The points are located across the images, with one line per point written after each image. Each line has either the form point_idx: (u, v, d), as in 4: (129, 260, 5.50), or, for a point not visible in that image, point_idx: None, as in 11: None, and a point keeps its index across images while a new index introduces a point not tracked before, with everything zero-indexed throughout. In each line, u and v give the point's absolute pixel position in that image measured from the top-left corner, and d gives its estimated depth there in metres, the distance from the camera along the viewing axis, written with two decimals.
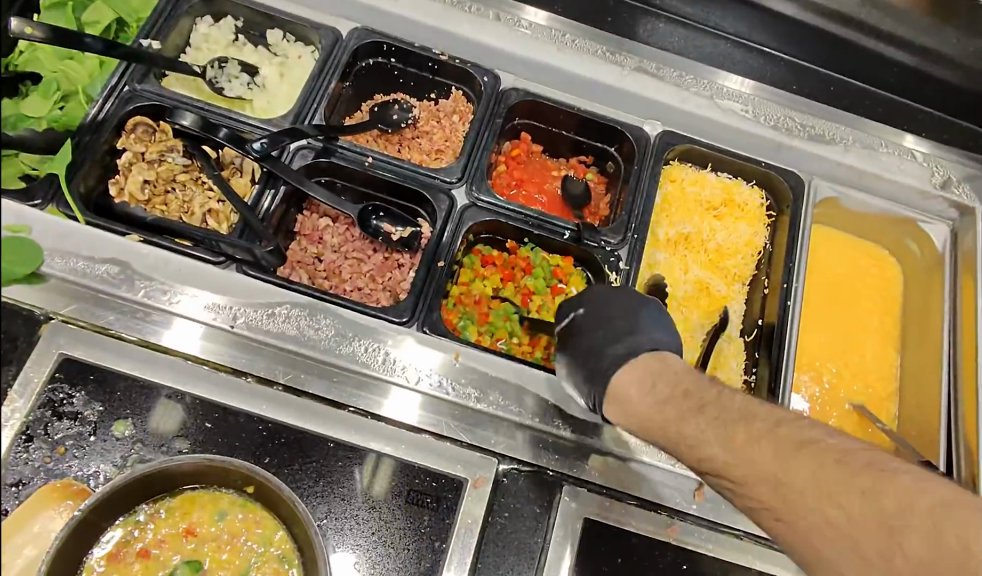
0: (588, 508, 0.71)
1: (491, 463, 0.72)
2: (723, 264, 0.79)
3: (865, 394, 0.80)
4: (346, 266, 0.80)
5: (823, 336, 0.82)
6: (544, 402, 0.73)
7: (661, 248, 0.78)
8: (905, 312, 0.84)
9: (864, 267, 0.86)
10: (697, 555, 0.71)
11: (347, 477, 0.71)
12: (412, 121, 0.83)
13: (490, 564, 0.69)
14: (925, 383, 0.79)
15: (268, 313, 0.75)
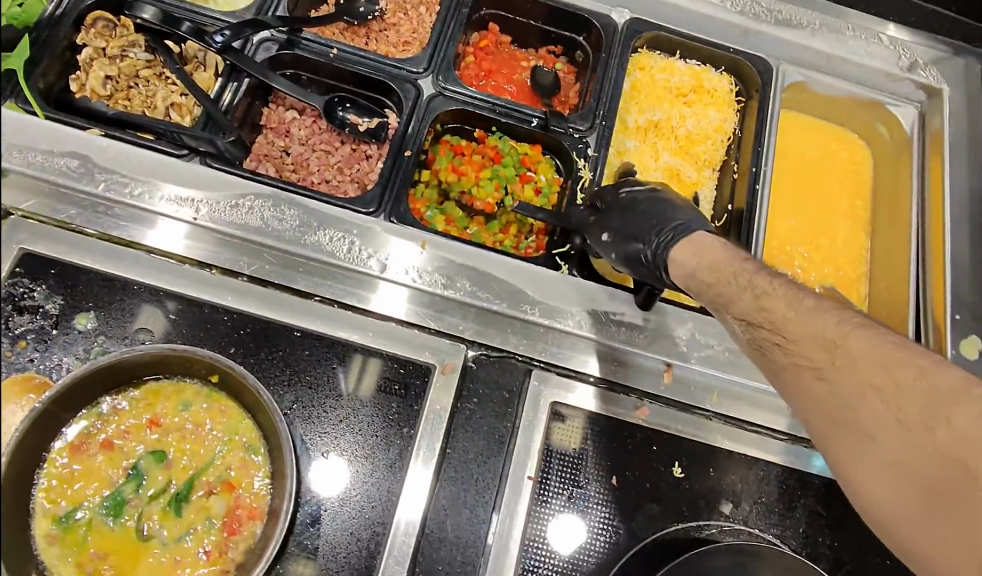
0: (556, 391, 0.71)
1: (459, 350, 0.71)
2: (693, 150, 0.80)
3: (835, 277, 0.80)
4: (313, 159, 0.79)
5: (795, 220, 0.81)
6: (512, 289, 0.72)
7: (630, 135, 0.79)
8: (874, 195, 0.84)
9: (834, 150, 0.85)
10: (667, 435, 0.70)
11: (330, 376, 0.70)
12: (379, 13, 0.82)
13: (459, 449, 0.69)
14: (893, 263, 0.78)
15: (232, 204, 0.74)
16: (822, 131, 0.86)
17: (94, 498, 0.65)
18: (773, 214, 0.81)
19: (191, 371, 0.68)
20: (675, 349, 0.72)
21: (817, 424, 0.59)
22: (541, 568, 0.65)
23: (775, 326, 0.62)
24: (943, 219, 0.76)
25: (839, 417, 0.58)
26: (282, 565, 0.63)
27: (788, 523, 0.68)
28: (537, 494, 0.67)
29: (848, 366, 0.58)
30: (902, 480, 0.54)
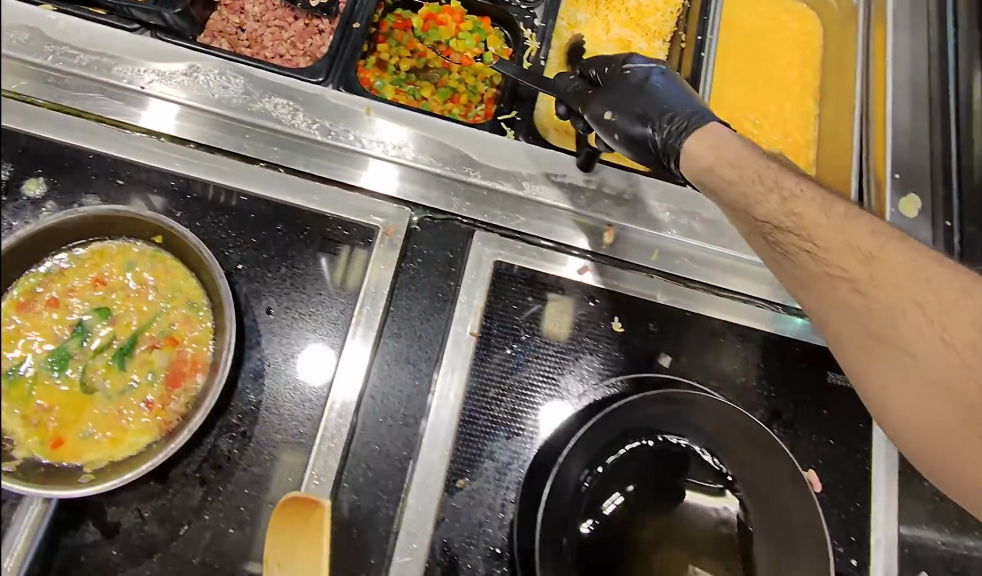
0: (498, 250, 0.71)
1: (405, 215, 0.72)
2: (644, 22, 0.86)
3: (784, 141, 0.87)
4: (267, 36, 0.83)
5: (744, 86, 0.88)
6: (454, 152, 0.74)
7: (581, 9, 0.86)
8: (823, 62, 0.90)
9: (783, 21, 0.92)
10: (606, 292, 0.71)
11: (313, 263, 0.70)
12: None
13: (403, 306, 0.69)
14: (840, 123, 0.85)
15: (196, 75, 0.74)
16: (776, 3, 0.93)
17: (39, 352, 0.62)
18: (726, 84, 0.88)
19: (133, 231, 0.66)
20: (615, 209, 0.73)
21: (856, 338, 0.63)
22: (481, 418, 0.65)
23: (805, 232, 0.64)
24: (883, 82, 0.81)
25: (882, 334, 0.63)
26: (233, 414, 0.64)
27: (723, 375, 0.70)
28: (478, 349, 0.68)
29: (883, 276, 0.62)
30: (935, 389, 0.61)
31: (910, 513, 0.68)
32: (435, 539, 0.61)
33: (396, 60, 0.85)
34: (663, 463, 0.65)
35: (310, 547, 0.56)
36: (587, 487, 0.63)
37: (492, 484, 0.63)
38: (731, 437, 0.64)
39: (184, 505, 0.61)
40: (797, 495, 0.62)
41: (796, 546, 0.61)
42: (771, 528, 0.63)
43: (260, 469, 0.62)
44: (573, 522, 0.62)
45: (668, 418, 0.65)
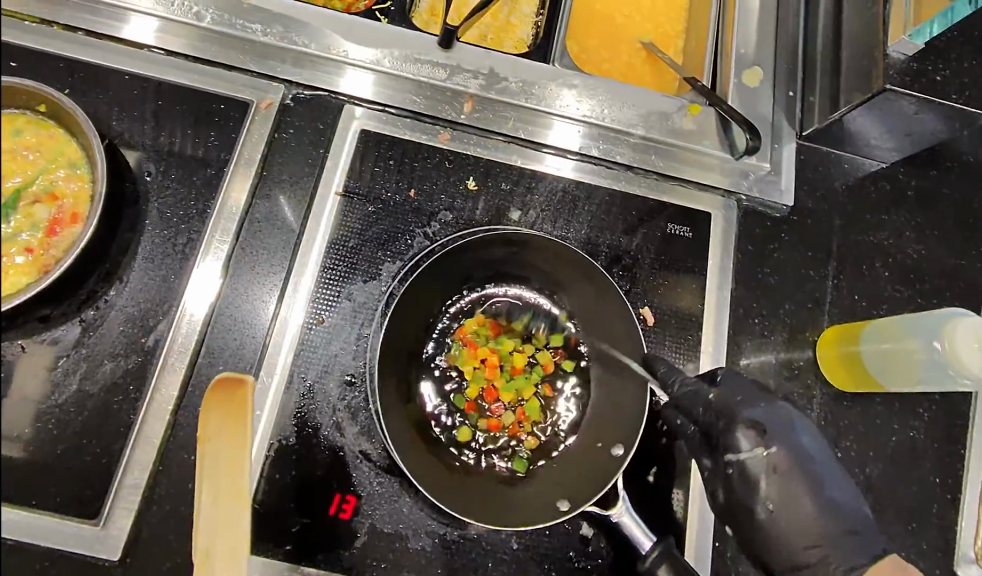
0: (362, 118, 0.78)
1: (278, 88, 0.78)
2: None
3: (654, 31, 0.97)
4: None
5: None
6: (329, 35, 0.78)
7: None
8: None
9: None
10: (465, 155, 0.78)
11: (204, 136, 0.75)
12: None
13: (275, 172, 0.75)
14: (700, 12, 0.94)
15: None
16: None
17: None
18: None
19: (13, 99, 0.69)
20: (472, 82, 0.80)
21: None
22: (340, 265, 0.71)
23: None
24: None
25: None
26: (110, 262, 0.68)
27: (572, 227, 0.76)
28: (341, 205, 0.74)
29: None
30: None
31: (740, 345, 0.75)
32: (294, 368, 0.67)
33: None
34: (516, 308, 0.72)
35: (237, 425, 0.59)
36: (440, 327, 0.70)
37: (348, 321, 0.69)
38: (568, 283, 0.71)
39: (63, 341, 0.65)
40: (618, 321, 0.69)
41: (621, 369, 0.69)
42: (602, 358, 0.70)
43: (135, 308, 0.67)
44: (421, 354, 0.69)
45: (511, 266, 0.71)
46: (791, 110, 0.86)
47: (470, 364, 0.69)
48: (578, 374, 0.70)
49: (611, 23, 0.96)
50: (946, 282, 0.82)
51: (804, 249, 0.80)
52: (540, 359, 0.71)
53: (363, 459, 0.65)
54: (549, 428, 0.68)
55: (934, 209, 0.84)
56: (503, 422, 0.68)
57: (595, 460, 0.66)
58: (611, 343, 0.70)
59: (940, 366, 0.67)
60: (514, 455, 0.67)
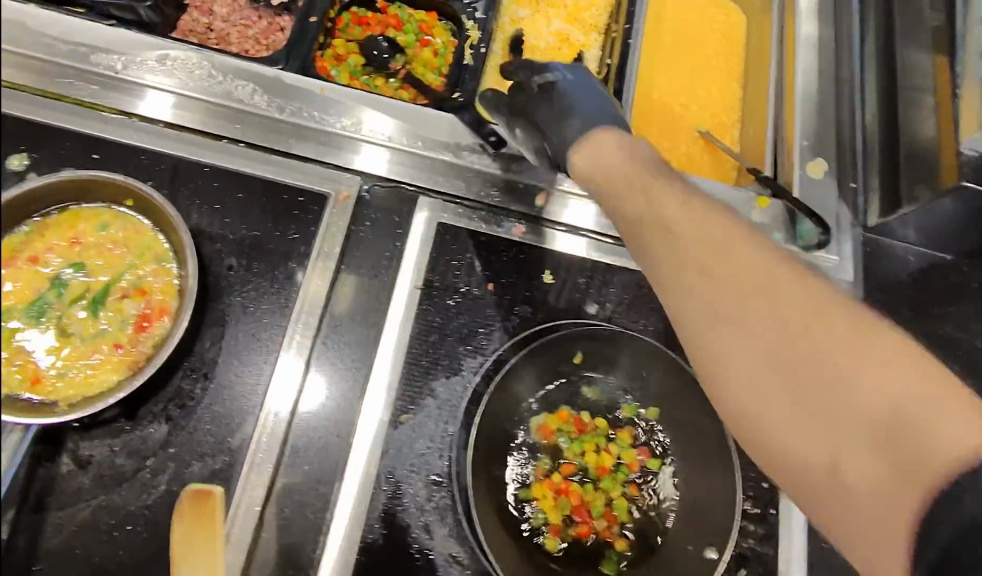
0: (436, 212, 0.79)
1: (355, 182, 0.79)
2: (581, 18, 1.07)
3: (712, 121, 1.02)
4: (234, 33, 0.96)
5: (672, 75, 1.04)
6: (403, 126, 0.80)
7: (523, 7, 1.06)
8: (745, 57, 1.07)
9: (711, 14, 1.09)
10: (540, 248, 0.79)
11: (284, 228, 0.76)
12: (220, 15, 0.96)
13: (353, 264, 0.75)
14: (756, 105, 1.00)
15: (167, 62, 0.79)
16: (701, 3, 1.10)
17: (12, 304, 0.65)
18: (656, 74, 1.04)
19: (100, 194, 0.70)
20: (546, 174, 0.81)
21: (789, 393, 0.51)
22: (423, 359, 0.71)
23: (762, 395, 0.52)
24: (791, 68, 0.94)
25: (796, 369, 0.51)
26: (195, 358, 0.68)
27: (649, 320, 0.77)
28: (422, 297, 0.74)
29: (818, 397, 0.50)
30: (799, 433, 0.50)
31: None
32: (381, 468, 0.66)
33: (351, 57, 0.96)
34: (600, 404, 0.72)
35: (205, 542, 0.59)
36: (528, 421, 0.70)
37: (433, 419, 0.68)
38: (655, 380, 0.73)
39: (151, 440, 0.64)
40: (697, 412, 0.71)
41: (711, 466, 0.69)
42: (690, 453, 0.70)
43: (221, 406, 0.67)
44: (511, 445, 0.69)
45: (597, 360, 0.73)
46: (853, 202, 0.87)
47: (551, 469, 0.69)
48: (661, 473, 0.70)
49: (671, 113, 1.01)
50: None
51: None
52: (624, 459, 0.70)
53: (453, 562, 0.64)
54: (637, 529, 0.67)
55: None
56: (594, 526, 0.67)
57: (688, 563, 0.66)
58: (697, 440, 0.70)
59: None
60: (605, 558, 0.66)
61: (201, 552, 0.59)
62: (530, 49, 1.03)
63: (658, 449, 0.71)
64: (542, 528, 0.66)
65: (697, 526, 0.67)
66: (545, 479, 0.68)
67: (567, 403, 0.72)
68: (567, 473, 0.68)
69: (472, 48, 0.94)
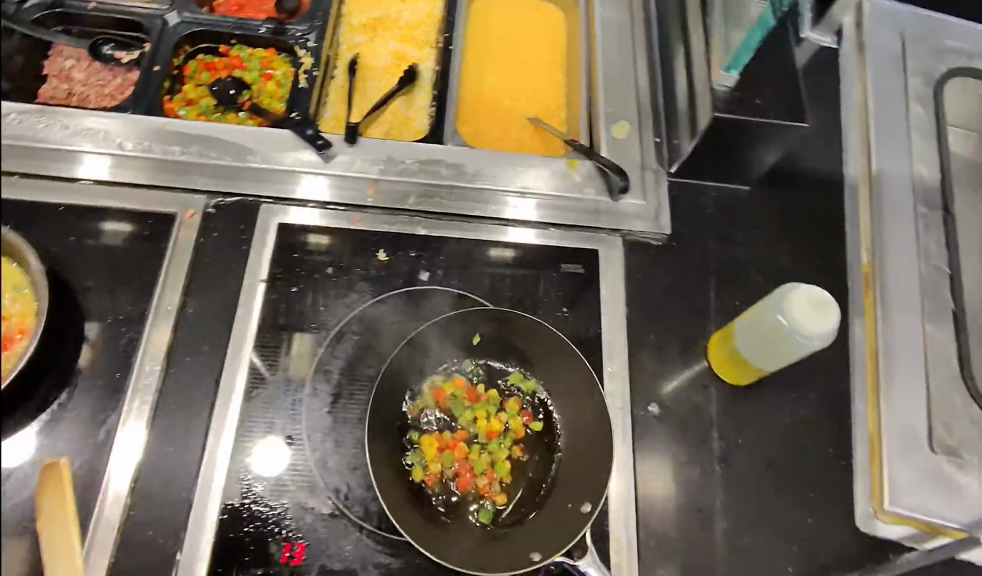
0: (279, 215, 0.86)
1: (200, 200, 0.87)
2: (414, 36, 1.20)
3: (540, 108, 1.15)
4: (92, 94, 1.04)
5: (498, 77, 1.18)
6: (242, 145, 0.88)
7: (359, 34, 1.19)
8: (566, 50, 1.21)
9: (532, 17, 1.24)
10: (375, 232, 0.87)
11: (136, 247, 0.83)
12: (80, 80, 1.05)
13: (204, 269, 0.83)
14: (573, 89, 1.13)
15: (14, 117, 0.86)
16: (523, 9, 1.25)
17: None
18: (486, 77, 1.18)
19: None
20: (374, 167, 0.88)
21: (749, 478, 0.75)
22: (270, 341, 0.78)
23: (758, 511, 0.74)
24: (595, 49, 1.06)
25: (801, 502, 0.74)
26: (59, 369, 0.74)
27: (475, 278, 0.85)
28: (268, 289, 0.82)
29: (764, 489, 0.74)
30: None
31: (639, 359, 0.81)
32: (236, 437, 0.72)
33: (201, 98, 1.06)
34: (494, 374, 0.79)
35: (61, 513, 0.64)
36: (422, 385, 0.77)
37: (282, 390, 0.75)
38: (539, 351, 0.78)
39: (23, 445, 0.71)
40: (567, 370, 0.77)
41: (586, 421, 0.75)
42: (572, 409, 0.76)
43: (85, 407, 0.73)
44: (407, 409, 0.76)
45: (495, 339, 0.79)
46: (659, 152, 0.97)
47: (443, 429, 0.76)
48: (545, 438, 0.76)
49: (500, 108, 1.15)
50: (816, 278, 0.91)
51: (684, 268, 0.89)
52: (512, 425, 0.76)
53: (307, 509, 0.70)
54: (518, 488, 0.73)
55: (791, 222, 0.95)
56: (475, 482, 0.73)
57: (565, 516, 0.70)
58: (577, 398, 0.76)
59: (791, 338, 0.67)
60: (481, 511, 0.72)
61: (57, 517, 0.64)
62: (365, 68, 1.16)
63: (544, 414, 0.77)
64: (422, 476, 0.73)
65: (574, 482, 0.72)
66: (434, 433, 0.75)
67: (463, 371, 0.79)
68: (458, 436, 0.75)
69: (305, 73, 1.05)
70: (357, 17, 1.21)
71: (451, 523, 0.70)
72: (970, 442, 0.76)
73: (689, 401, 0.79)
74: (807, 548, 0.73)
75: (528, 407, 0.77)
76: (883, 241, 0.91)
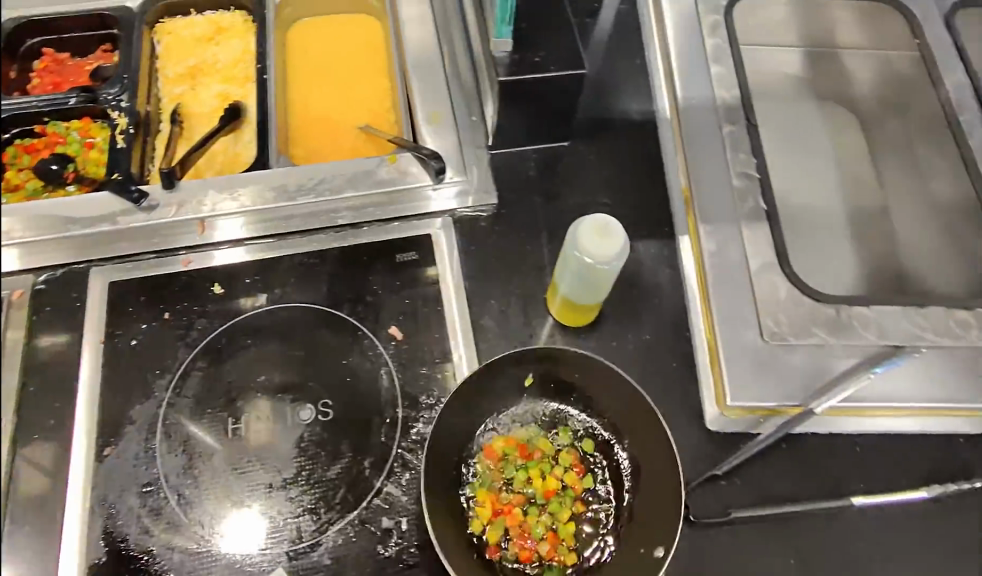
0: (110, 275, 0.86)
1: (28, 278, 0.85)
2: (234, 74, 1.20)
3: (370, 115, 1.18)
4: None
5: (322, 92, 1.20)
6: (65, 219, 0.86)
7: (177, 84, 1.19)
8: (384, 53, 1.24)
9: (345, 28, 1.26)
10: (208, 268, 0.87)
11: None
12: None
13: (41, 341, 0.82)
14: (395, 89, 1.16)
15: None
16: (335, 23, 1.27)
17: None
18: (312, 96, 1.20)
19: None
20: (199, 207, 0.88)
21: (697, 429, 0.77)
22: (117, 395, 0.78)
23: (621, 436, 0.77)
24: (402, 41, 1.05)
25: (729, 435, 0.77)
26: None
27: (310, 288, 0.86)
28: (107, 347, 0.81)
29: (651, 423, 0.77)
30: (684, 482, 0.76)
31: (484, 327, 0.85)
32: (94, 499, 0.72)
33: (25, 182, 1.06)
34: (547, 425, 0.79)
35: None
36: (471, 447, 0.76)
37: (135, 440, 0.76)
38: (595, 388, 0.77)
39: None
40: (637, 416, 0.75)
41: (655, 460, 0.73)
42: (634, 446, 0.75)
43: None
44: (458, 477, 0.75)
45: (547, 381, 0.79)
46: (479, 130, 0.99)
47: (500, 493, 0.75)
48: (605, 491, 0.75)
49: (330, 124, 1.17)
50: (642, 212, 0.95)
51: (516, 231, 0.92)
52: (567, 482, 0.76)
53: (172, 548, 0.70)
54: (583, 544, 0.73)
55: (612, 165, 0.99)
56: (536, 547, 0.72)
57: (640, 566, 0.70)
58: (642, 440, 0.74)
59: (583, 264, 0.71)
60: (547, 574, 0.71)
61: None
62: (190, 116, 1.16)
63: (595, 466, 0.77)
64: (481, 538, 0.72)
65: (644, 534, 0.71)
66: (489, 497, 0.75)
67: (514, 426, 0.78)
68: (512, 501, 0.75)
69: (121, 133, 1.06)
70: (173, 68, 1.20)
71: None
72: (801, 322, 0.80)
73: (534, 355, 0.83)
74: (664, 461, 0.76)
75: (584, 465, 0.77)
76: (696, 159, 0.95)
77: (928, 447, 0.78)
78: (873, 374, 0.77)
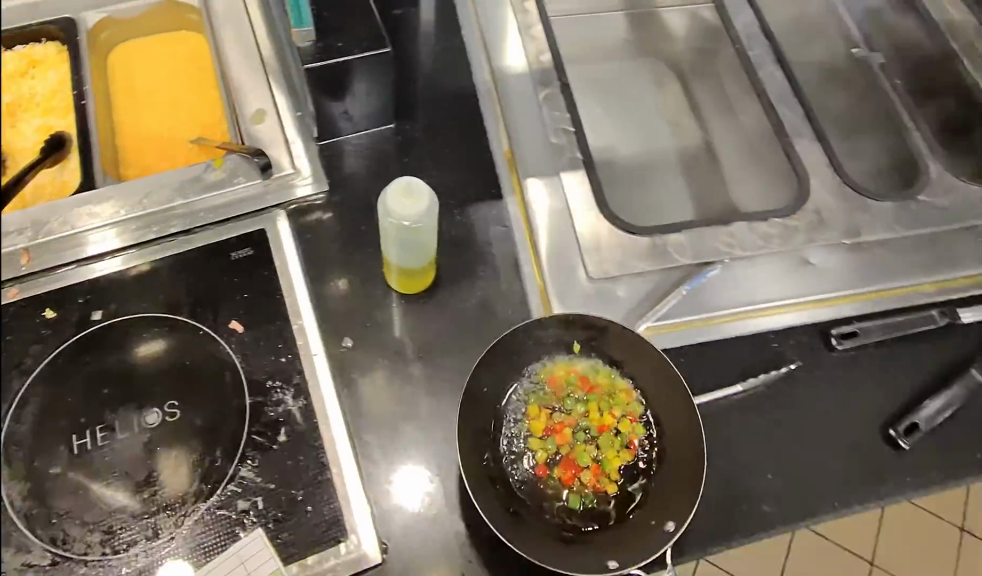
0: None
1: None
2: (55, 105, 1.14)
3: (201, 128, 1.15)
4: None
5: (149, 111, 1.17)
6: None
7: None
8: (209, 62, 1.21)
9: (167, 42, 1.23)
10: (39, 295, 0.85)
11: None
12: None
13: None
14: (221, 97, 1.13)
15: None
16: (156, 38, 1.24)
17: None
18: (141, 118, 1.17)
19: None
20: (22, 237, 0.87)
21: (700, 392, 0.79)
22: None
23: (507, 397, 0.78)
24: (219, 45, 1.04)
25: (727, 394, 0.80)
26: None
27: (148, 297, 0.86)
28: None
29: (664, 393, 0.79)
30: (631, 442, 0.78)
31: (329, 310, 0.87)
32: None
33: None
34: (609, 360, 0.80)
35: None
36: (534, 369, 0.80)
37: None
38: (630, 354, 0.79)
39: None
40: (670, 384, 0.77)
41: (685, 428, 0.75)
42: (663, 403, 0.77)
43: None
44: (512, 401, 0.79)
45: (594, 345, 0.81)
46: (304, 125, 0.99)
47: (556, 412, 0.79)
48: (653, 437, 0.76)
49: (161, 143, 1.15)
50: (473, 174, 0.98)
51: (350, 215, 0.95)
52: (622, 425, 0.78)
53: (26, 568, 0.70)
54: (623, 481, 0.75)
55: (440, 136, 1.01)
56: (575, 475, 0.75)
57: (647, 533, 0.70)
58: (671, 402, 0.76)
59: (397, 225, 0.74)
60: (577, 500, 0.74)
61: None
62: (11, 152, 1.08)
63: (647, 409, 0.78)
64: (528, 448, 0.77)
65: (662, 500, 0.72)
66: (546, 415, 0.79)
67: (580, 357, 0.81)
68: (567, 425, 0.79)
69: None
70: None
71: (524, 521, 0.71)
72: (619, 261, 0.86)
73: (379, 329, 0.86)
74: (497, 388, 0.78)
75: (640, 412, 0.78)
76: (514, 125, 0.99)
77: (745, 343, 0.82)
78: (685, 290, 0.84)
